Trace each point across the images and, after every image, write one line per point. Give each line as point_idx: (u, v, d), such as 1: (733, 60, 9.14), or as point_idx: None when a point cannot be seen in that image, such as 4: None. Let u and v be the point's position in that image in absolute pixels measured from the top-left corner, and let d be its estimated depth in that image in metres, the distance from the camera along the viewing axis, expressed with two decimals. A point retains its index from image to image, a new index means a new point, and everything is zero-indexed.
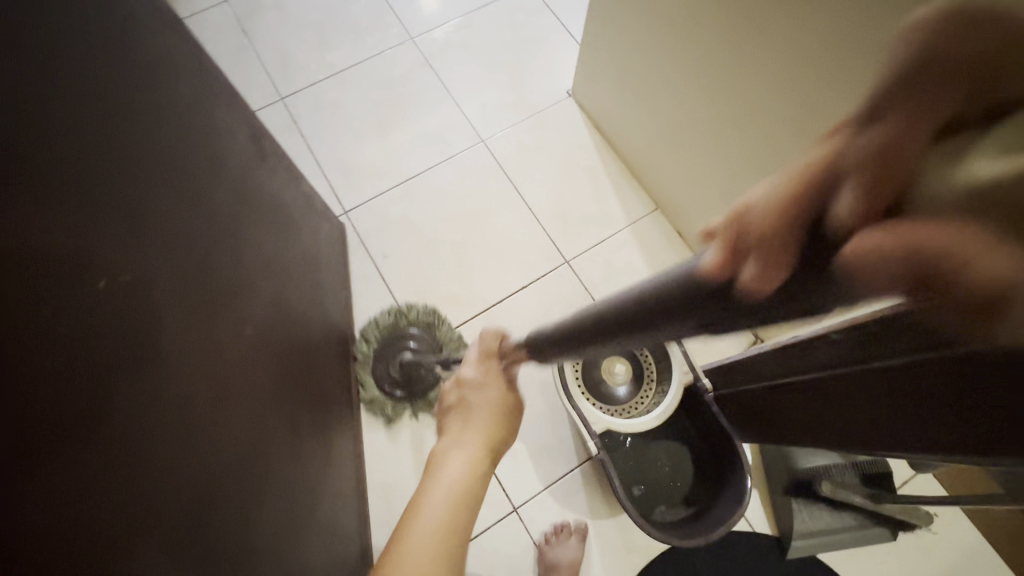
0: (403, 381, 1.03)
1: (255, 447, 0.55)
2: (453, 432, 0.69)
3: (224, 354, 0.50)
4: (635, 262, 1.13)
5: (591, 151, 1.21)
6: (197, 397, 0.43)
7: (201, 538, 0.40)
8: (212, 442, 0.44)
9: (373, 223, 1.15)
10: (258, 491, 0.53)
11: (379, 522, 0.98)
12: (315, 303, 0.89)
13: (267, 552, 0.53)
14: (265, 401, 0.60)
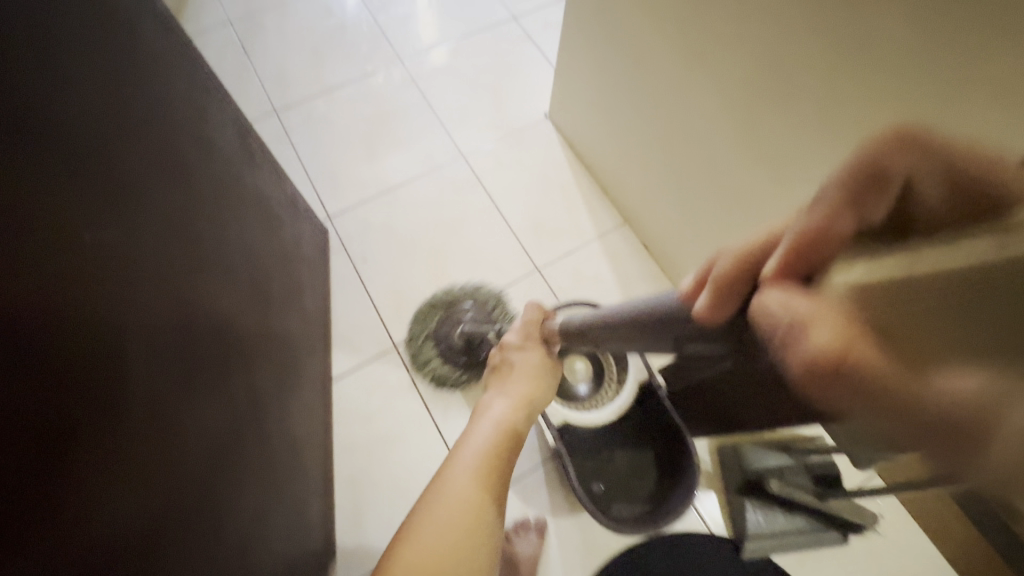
0: (463, 347, 1.10)
1: (205, 420, 0.60)
2: (495, 387, 0.79)
3: (183, 384, 0.57)
4: (602, 272, 1.19)
5: (564, 168, 1.29)
6: (153, 432, 0.50)
7: (136, 512, 0.45)
8: (159, 470, 0.50)
9: (355, 228, 1.21)
10: (211, 508, 0.59)
11: (344, 515, 0.99)
12: (291, 295, 0.94)
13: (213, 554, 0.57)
14: (224, 422, 0.65)
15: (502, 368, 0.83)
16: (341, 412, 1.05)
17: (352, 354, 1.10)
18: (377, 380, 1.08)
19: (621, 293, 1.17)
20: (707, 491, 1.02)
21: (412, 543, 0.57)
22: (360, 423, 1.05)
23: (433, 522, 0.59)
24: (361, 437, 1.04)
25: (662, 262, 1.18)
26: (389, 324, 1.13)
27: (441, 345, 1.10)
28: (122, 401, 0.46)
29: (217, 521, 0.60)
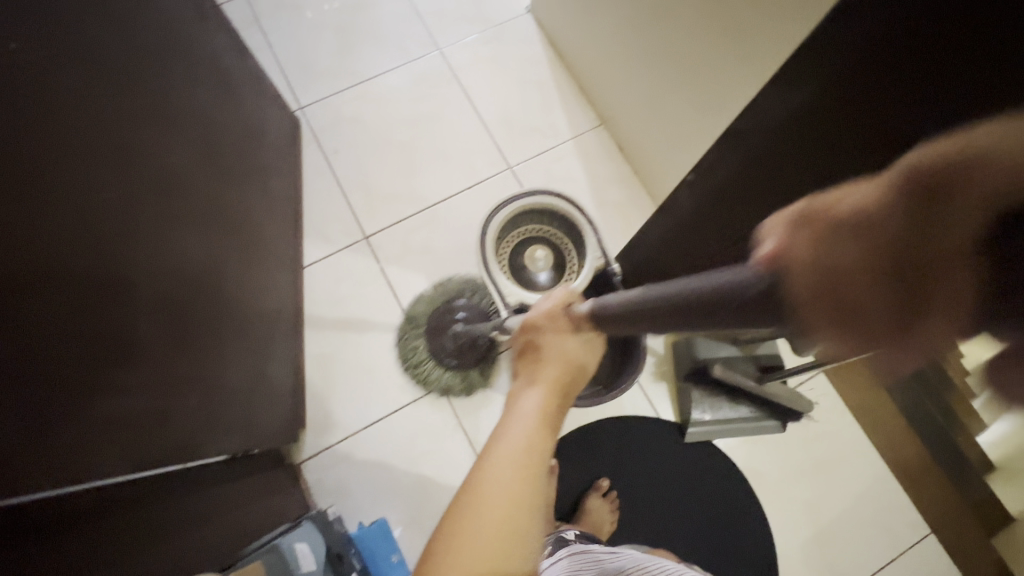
0: (461, 348, 1.06)
1: (146, 264, 0.62)
2: (523, 372, 0.56)
3: (113, 259, 0.56)
4: (575, 172, 1.19)
5: (543, 66, 1.25)
6: (65, 305, 0.49)
7: (43, 362, 0.46)
8: (69, 352, 0.49)
9: (327, 119, 1.19)
10: (138, 391, 0.59)
11: (313, 388, 1.05)
12: (255, 171, 0.94)
13: (139, 428, 0.60)
14: (169, 300, 0.66)
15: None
16: (312, 297, 1.09)
17: (323, 243, 1.12)
18: (347, 268, 1.11)
19: (593, 193, 1.18)
20: (659, 380, 1.07)
21: (485, 497, 0.42)
22: (329, 308, 1.09)
23: (489, 496, 0.42)
24: (331, 320, 1.09)
25: (635, 164, 1.18)
26: (360, 216, 1.14)
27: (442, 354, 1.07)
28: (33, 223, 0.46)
29: (163, 361, 0.64)
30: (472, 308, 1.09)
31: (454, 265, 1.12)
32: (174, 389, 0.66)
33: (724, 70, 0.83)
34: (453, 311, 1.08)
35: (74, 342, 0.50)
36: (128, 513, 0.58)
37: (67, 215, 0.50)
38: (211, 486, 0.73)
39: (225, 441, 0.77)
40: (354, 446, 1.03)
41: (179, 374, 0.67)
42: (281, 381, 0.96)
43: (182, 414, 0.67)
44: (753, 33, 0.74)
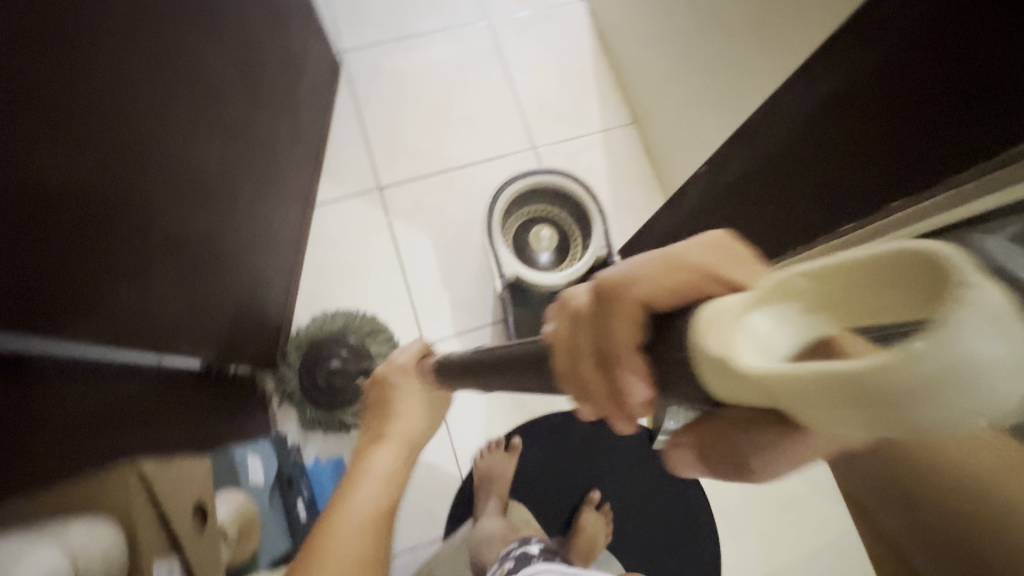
0: (327, 385, 0.99)
1: (172, 158, 0.61)
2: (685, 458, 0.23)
3: (131, 136, 0.54)
4: (598, 164, 1.18)
5: (587, 57, 1.25)
6: (73, 167, 0.46)
7: (33, 216, 0.42)
8: (63, 217, 0.45)
9: (366, 67, 1.20)
10: (131, 279, 0.56)
11: (300, 322, 1.05)
12: (287, 98, 0.94)
13: (129, 316, 0.57)
14: (183, 197, 0.65)
15: (381, 399, 0.70)
16: (318, 233, 1.10)
17: (337, 186, 1.12)
18: (356, 215, 1.11)
19: (611, 188, 1.18)
20: None
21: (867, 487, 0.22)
22: (330, 248, 1.09)
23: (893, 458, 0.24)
24: (330, 262, 1.09)
25: (659, 167, 1.18)
26: (379, 166, 1.14)
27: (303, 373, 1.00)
28: (75, 79, 0.45)
29: (166, 254, 0.63)
30: (357, 345, 1.01)
31: (460, 232, 1.12)
32: (171, 284, 0.65)
33: (756, 87, 0.83)
34: (341, 343, 1.01)
35: (94, 205, 0.49)
36: (104, 400, 0.55)
37: (116, 88, 0.51)
38: (177, 393, 0.71)
39: (205, 348, 0.76)
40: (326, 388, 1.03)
41: (179, 270, 0.66)
42: (268, 306, 0.94)
43: (169, 311, 0.66)
44: (790, 51, 0.74)
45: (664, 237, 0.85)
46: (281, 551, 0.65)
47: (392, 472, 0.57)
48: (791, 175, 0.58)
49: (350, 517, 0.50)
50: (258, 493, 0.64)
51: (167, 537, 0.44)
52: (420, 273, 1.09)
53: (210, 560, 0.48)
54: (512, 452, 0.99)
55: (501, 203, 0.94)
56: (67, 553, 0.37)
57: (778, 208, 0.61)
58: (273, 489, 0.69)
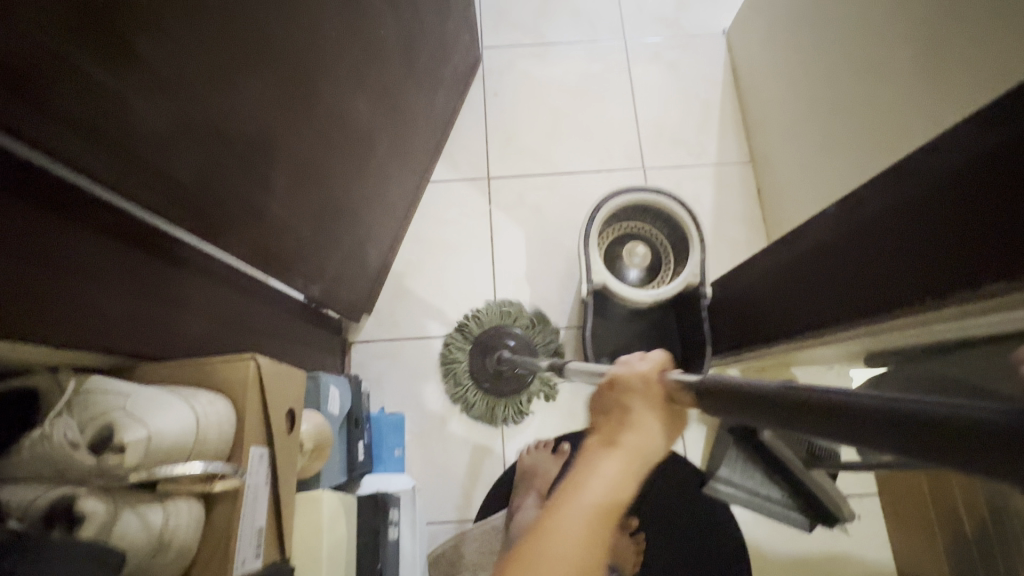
0: (494, 372, 1.05)
1: (318, 112, 0.70)
2: (597, 434, 0.41)
3: (286, 87, 0.61)
4: (704, 195, 1.17)
5: (715, 89, 1.25)
6: (230, 98, 0.53)
7: (182, 129, 0.49)
8: (208, 136, 0.52)
9: (501, 66, 1.27)
10: (257, 209, 0.64)
11: (390, 285, 1.12)
12: (426, 78, 1.02)
13: (251, 239, 0.65)
14: (319, 146, 0.72)
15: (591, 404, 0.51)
16: (425, 207, 1.17)
17: (451, 168, 1.19)
18: (461, 197, 1.18)
19: (713, 222, 1.16)
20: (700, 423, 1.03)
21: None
22: (432, 223, 1.16)
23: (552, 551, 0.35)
24: (428, 235, 1.15)
25: (767, 210, 1.14)
26: (492, 158, 1.20)
27: (479, 377, 1.05)
28: (257, 24, 0.53)
29: (295, 193, 0.71)
30: (523, 339, 1.06)
31: (555, 233, 1.15)
32: (292, 219, 0.72)
33: (887, 143, 0.79)
34: (509, 337, 1.06)
35: (249, 134, 0.58)
36: (210, 303, 0.63)
37: (287, 39, 0.59)
38: (276, 315, 0.80)
39: (310, 285, 0.84)
40: (400, 349, 1.09)
41: (302, 208, 0.74)
42: (368, 265, 1.02)
43: (288, 245, 0.73)
44: (939, 112, 0.69)
45: (739, 282, 0.83)
46: (339, 479, 0.70)
47: (615, 493, 0.37)
48: (846, 258, 0.56)
49: (581, 501, 0.37)
50: (332, 421, 0.69)
51: (264, 428, 0.49)
52: (508, 263, 1.13)
53: (290, 460, 0.53)
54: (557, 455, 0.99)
55: (605, 209, 0.93)
56: (194, 412, 0.43)
57: (818, 284, 0.61)
58: (343, 422, 0.74)
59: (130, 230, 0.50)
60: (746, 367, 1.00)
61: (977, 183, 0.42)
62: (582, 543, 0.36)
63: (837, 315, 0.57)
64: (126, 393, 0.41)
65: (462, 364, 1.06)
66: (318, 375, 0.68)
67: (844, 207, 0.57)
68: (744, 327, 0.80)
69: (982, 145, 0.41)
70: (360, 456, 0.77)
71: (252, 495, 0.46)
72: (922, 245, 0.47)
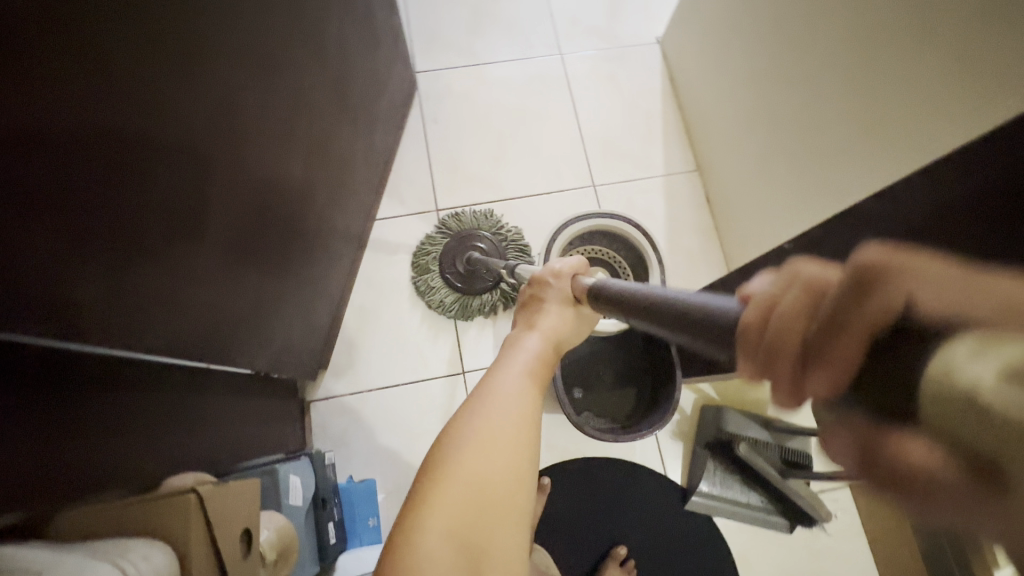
0: (465, 272, 1.08)
1: (243, 182, 0.64)
2: (525, 321, 0.57)
3: (204, 168, 0.56)
4: (656, 207, 1.17)
5: (656, 99, 1.25)
6: (142, 196, 0.47)
7: (93, 246, 0.43)
8: (123, 243, 0.46)
9: (438, 91, 1.22)
10: (182, 302, 0.57)
11: (344, 335, 1.06)
12: (362, 117, 0.96)
13: (179, 335, 0.58)
14: (245, 217, 0.66)
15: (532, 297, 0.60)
16: (373, 248, 1.11)
17: (396, 203, 1.14)
18: (411, 233, 1.12)
19: (667, 235, 1.16)
20: (677, 439, 1.03)
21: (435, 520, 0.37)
22: (383, 264, 1.10)
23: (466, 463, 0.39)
24: (381, 276, 1.10)
25: (718, 217, 1.15)
26: (438, 188, 1.15)
27: (448, 268, 1.08)
28: (162, 112, 0.48)
29: (224, 270, 0.64)
30: (492, 240, 1.09)
31: None
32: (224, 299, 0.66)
33: (830, 156, 0.80)
34: (477, 240, 1.09)
35: (164, 224, 0.51)
36: (144, 414, 0.56)
37: (197, 115, 0.52)
38: (221, 398, 0.73)
39: (256, 358, 0.78)
40: (362, 402, 1.03)
41: (235, 284, 0.67)
42: (318, 321, 0.96)
43: (223, 327, 0.67)
44: (877, 128, 0.70)
45: None
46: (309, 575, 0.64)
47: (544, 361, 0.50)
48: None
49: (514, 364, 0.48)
50: (296, 515, 0.64)
51: (215, 565, 0.44)
52: None
53: None
54: (539, 491, 0.96)
55: (560, 238, 0.91)
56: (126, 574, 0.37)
57: None
58: (308, 509, 0.69)
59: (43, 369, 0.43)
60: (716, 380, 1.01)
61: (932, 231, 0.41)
62: (519, 403, 0.44)
63: None
64: (39, 573, 0.35)
65: (434, 266, 1.09)
66: (274, 468, 0.62)
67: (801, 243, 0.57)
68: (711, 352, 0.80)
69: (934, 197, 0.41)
70: (332, 538, 0.72)
71: None
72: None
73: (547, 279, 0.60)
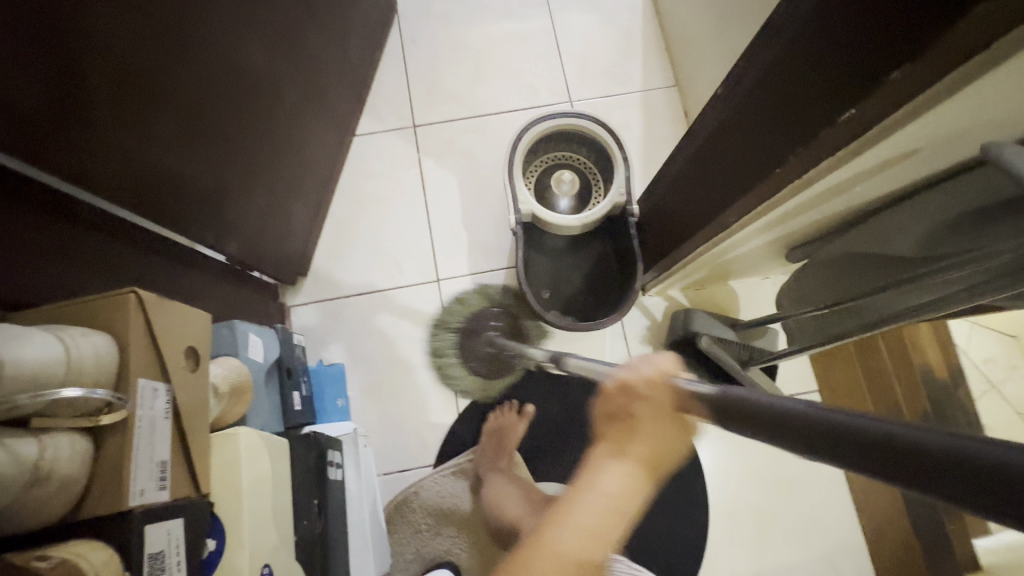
0: (493, 360, 1.03)
1: (212, 53, 0.65)
2: (612, 450, 0.40)
3: (169, 28, 0.57)
4: (633, 123, 1.17)
5: (637, 16, 1.23)
6: (96, 35, 0.49)
7: (37, 63, 0.45)
8: (73, 74, 0.48)
9: (418, 11, 1.22)
10: (143, 160, 0.60)
11: (323, 245, 1.09)
12: (339, 23, 0.98)
13: (138, 192, 0.61)
14: (218, 93, 0.68)
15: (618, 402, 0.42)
16: (352, 164, 1.13)
17: (374, 120, 1.15)
18: (388, 149, 1.14)
19: (643, 150, 1.16)
20: (645, 344, 1.05)
21: None
22: (361, 178, 1.13)
23: None
24: (359, 190, 1.12)
25: None
26: (416, 106, 1.17)
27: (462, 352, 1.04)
28: None
29: (190, 142, 0.66)
30: (512, 325, 1.04)
31: (487, 176, 1.13)
32: (193, 171, 0.68)
33: None
34: (497, 318, 1.04)
35: (124, 71, 0.53)
36: (91, 250, 0.59)
37: None
38: (189, 273, 0.76)
39: (225, 243, 0.81)
40: (340, 308, 1.06)
41: (205, 160, 0.70)
42: (294, 224, 0.99)
43: (191, 198, 0.70)
44: None
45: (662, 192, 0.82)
46: (269, 426, 0.68)
47: (619, 507, 0.38)
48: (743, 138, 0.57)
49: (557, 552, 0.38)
50: (255, 369, 0.68)
51: (157, 364, 0.47)
52: (442, 210, 1.11)
53: (196, 398, 0.52)
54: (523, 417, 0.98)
55: (527, 137, 0.91)
56: (63, 346, 0.41)
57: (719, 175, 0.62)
58: (271, 371, 0.73)
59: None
60: (686, 284, 1.01)
61: None
62: None
63: (735, 196, 0.58)
64: None
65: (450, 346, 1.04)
66: (233, 322, 0.66)
67: (733, 84, 0.57)
68: (668, 236, 0.80)
69: None
70: (298, 406, 0.75)
71: (147, 428, 0.44)
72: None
73: (637, 390, 0.42)
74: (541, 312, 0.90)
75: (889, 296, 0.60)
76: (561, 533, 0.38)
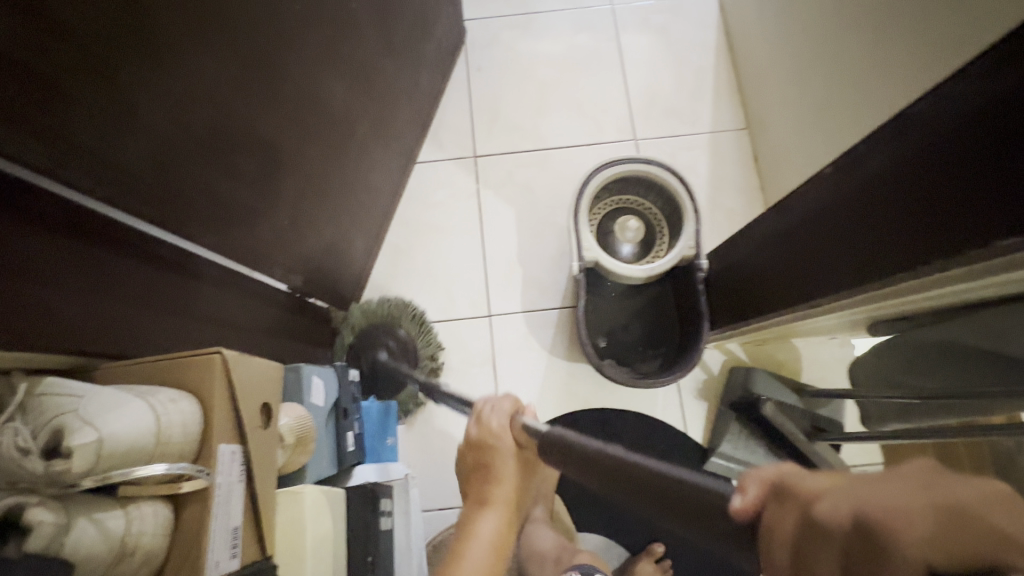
0: (372, 377, 0.98)
1: (289, 94, 0.65)
2: (475, 491, 0.53)
3: (255, 73, 0.58)
4: (699, 165, 1.13)
5: (709, 53, 1.19)
6: (189, 88, 0.49)
7: (138, 116, 0.45)
8: (166, 123, 0.49)
9: (486, 40, 1.21)
10: (223, 201, 0.60)
11: (378, 270, 1.09)
12: (412, 56, 0.98)
13: (218, 234, 0.61)
14: (293, 132, 0.68)
15: (473, 461, 0.55)
16: (412, 190, 1.13)
17: (435, 148, 1.15)
18: (448, 177, 1.14)
19: (710, 192, 1.12)
20: (701, 399, 1.01)
21: None
22: (420, 205, 1.12)
23: None
24: (418, 217, 1.12)
25: (765, 176, 1.10)
26: (478, 135, 1.16)
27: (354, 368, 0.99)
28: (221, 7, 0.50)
29: (265, 182, 0.66)
30: (405, 340, 1.00)
31: (545, 210, 1.11)
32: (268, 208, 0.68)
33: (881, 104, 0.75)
34: (388, 335, 1.00)
35: (211, 119, 0.54)
36: (172, 289, 0.60)
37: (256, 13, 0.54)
38: (256, 302, 0.77)
39: (291, 275, 0.81)
40: None
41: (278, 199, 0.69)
42: (355, 253, 0.99)
43: (264, 235, 0.70)
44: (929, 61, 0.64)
45: (741, 254, 0.79)
46: (325, 470, 0.68)
47: (501, 533, 0.51)
48: (848, 219, 0.53)
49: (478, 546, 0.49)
50: (316, 413, 0.67)
51: (235, 425, 0.47)
52: (498, 243, 1.10)
53: (268, 456, 0.51)
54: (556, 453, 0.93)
55: (593, 182, 0.89)
56: (153, 410, 0.40)
57: (817, 255, 0.59)
58: (329, 413, 0.72)
59: (82, 218, 0.48)
60: (747, 340, 0.97)
61: (990, 131, 0.38)
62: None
63: (841, 281, 0.54)
64: (80, 395, 0.38)
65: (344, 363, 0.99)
66: (299, 365, 0.65)
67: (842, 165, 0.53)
68: (745, 299, 0.76)
69: (992, 93, 0.38)
70: (351, 447, 0.75)
71: (224, 493, 0.44)
72: (930, 196, 0.44)
73: (484, 442, 0.54)
74: (598, 364, 0.87)
75: (1000, 399, 0.56)
76: (477, 555, 0.49)
